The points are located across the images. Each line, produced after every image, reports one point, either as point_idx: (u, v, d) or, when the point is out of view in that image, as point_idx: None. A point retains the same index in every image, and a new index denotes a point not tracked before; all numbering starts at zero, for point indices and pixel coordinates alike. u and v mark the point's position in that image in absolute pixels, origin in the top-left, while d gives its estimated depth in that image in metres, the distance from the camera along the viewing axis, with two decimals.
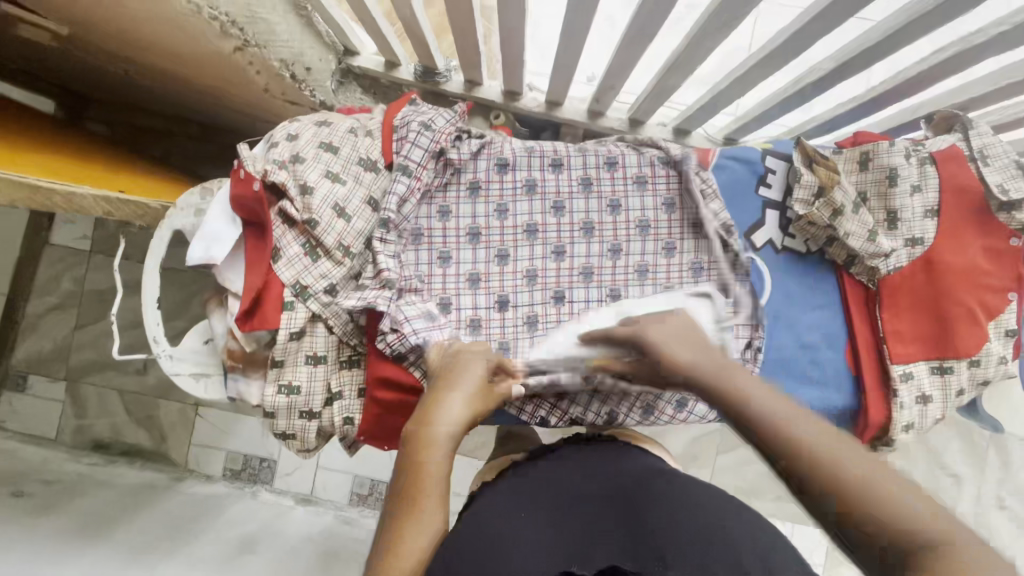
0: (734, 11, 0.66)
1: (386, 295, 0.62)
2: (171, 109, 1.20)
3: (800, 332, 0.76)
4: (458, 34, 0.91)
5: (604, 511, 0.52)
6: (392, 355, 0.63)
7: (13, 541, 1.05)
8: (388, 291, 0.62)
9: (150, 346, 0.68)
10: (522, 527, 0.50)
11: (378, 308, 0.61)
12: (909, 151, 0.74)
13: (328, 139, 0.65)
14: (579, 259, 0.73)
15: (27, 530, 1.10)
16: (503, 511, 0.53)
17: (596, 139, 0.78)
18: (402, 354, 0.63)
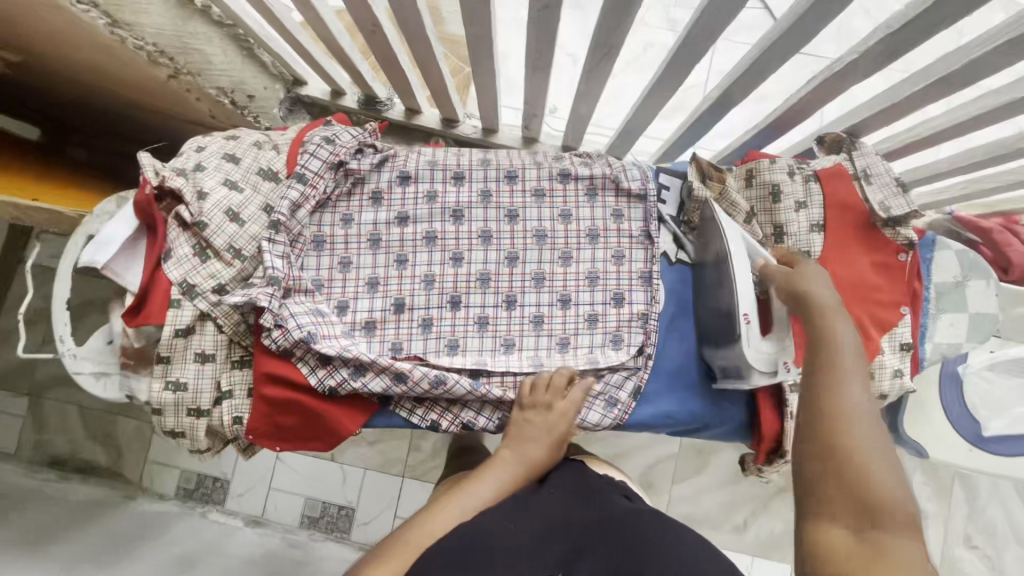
0: (611, 41, 0.72)
1: (270, 292, 0.65)
2: None
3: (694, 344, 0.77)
4: (385, 63, 0.97)
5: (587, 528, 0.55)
6: (278, 350, 0.66)
7: None
8: (273, 288, 0.65)
9: (56, 345, 0.71)
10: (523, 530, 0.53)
11: (259, 303, 0.63)
12: (792, 169, 0.77)
13: (231, 151, 0.70)
14: (476, 265, 0.75)
15: None
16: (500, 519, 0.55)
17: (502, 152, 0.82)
18: (288, 349, 0.66)
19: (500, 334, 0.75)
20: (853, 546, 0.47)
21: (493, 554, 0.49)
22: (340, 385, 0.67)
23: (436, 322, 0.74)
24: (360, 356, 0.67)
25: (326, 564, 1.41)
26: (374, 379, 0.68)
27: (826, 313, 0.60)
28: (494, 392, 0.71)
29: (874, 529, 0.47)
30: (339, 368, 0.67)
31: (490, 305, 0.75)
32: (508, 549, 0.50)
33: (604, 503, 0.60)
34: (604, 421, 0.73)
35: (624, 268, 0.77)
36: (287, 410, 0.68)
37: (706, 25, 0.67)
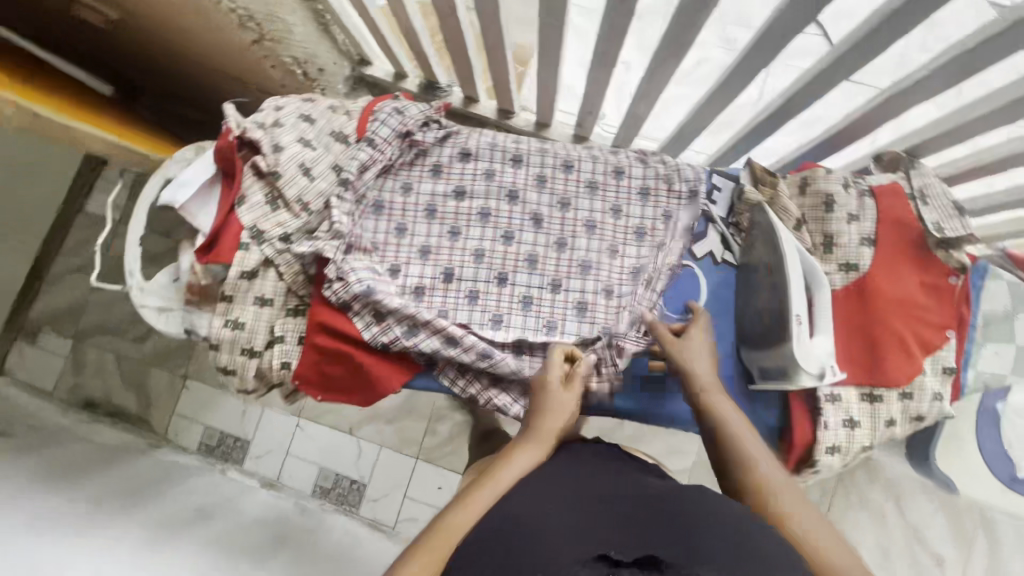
0: (680, 41, 0.74)
1: (335, 245, 0.69)
2: None
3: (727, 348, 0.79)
4: (452, 50, 1.01)
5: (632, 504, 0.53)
6: (338, 302, 0.69)
7: None
8: (338, 241, 0.69)
9: (126, 277, 0.75)
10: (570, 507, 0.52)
11: (325, 254, 0.68)
12: (848, 182, 0.78)
13: (309, 112, 0.74)
14: (525, 246, 0.78)
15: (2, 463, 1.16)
16: (542, 497, 0.54)
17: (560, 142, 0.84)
18: (346, 303, 0.69)
19: (543, 314, 0.76)
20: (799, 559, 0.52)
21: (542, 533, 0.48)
22: (393, 342, 0.70)
23: (482, 295, 0.76)
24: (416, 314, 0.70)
25: (333, 535, 1.44)
26: (427, 338, 0.70)
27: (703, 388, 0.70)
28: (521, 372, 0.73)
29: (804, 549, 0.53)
30: (393, 327, 0.70)
31: (535, 286, 0.77)
32: (557, 526, 0.49)
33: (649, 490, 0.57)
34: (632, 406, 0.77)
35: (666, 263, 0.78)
36: (337, 361, 0.71)
37: (781, 25, 0.68)
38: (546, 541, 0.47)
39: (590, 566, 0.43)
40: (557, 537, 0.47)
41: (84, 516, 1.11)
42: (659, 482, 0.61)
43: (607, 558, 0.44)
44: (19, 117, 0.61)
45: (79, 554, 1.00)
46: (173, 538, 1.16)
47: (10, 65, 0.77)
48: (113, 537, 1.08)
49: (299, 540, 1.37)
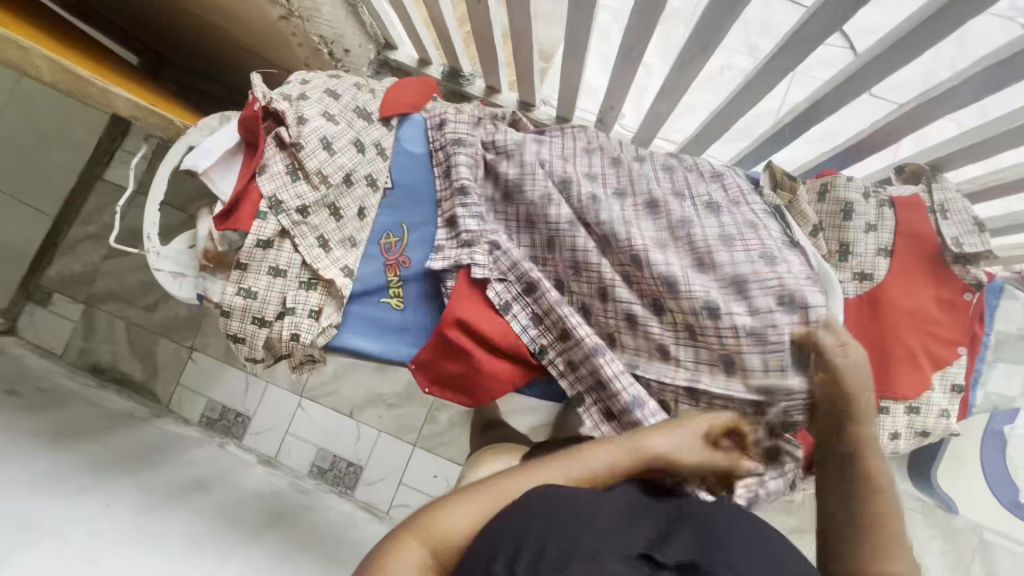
0: (708, 39, 0.74)
1: (473, 253, 0.74)
2: None
3: None
4: (478, 38, 1.01)
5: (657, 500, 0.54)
6: (500, 305, 0.74)
7: None
8: (473, 249, 0.74)
9: (143, 240, 0.76)
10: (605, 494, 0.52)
11: (463, 263, 0.74)
12: (868, 191, 0.78)
13: (333, 87, 0.74)
14: (649, 233, 0.70)
15: (9, 421, 1.18)
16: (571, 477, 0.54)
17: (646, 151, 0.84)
18: (504, 305, 0.74)
19: (662, 336, 0.69)
20: None
21: (583, 510, 0.48)
22: (550, 346, 0.74)
23: (611, 289, 0.71)
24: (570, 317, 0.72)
25: (328, 514, 1.45)
26: (574, 344, 0.72)
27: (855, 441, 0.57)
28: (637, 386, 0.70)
29: None
30: (549, 331, 0.74)
31: (676, 267, 0.67)
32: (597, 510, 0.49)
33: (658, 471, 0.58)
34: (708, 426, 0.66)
35: (784, 271, 0.64)
36: (456, 355, 0.75)
37: (810, 31, 0.67)
38: (591, 523, 0.47)
39: (636, 563, 0.45)
40: (599, 522, 0.48)
41: (85, 478, 1.13)
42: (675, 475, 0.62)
43: (648, 559, 0.46)
44: (50, 71, 0.62)
45: (77, 514, 1.02)
46: (171, 507, 1.18)
47: (41, 24, 0.78)
48: (110, 500, 1.10)
49: (294, 517, 1.39)
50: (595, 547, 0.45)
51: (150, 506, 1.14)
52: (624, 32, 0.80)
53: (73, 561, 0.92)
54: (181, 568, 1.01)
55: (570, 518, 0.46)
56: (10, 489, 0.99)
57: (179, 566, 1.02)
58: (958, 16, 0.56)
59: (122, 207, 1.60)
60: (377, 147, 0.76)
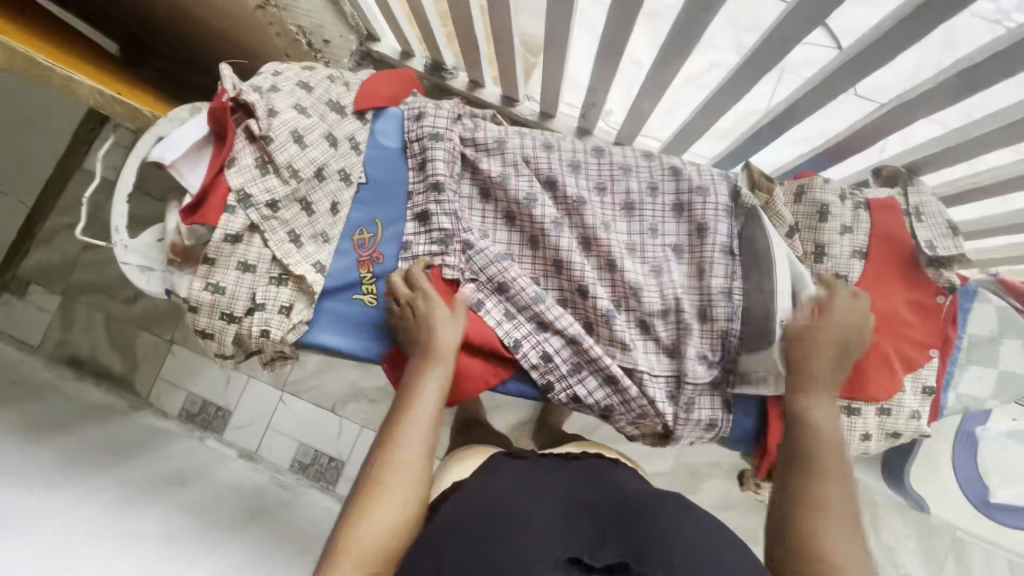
0: (687, 37, 0.73)
1: (441, 249, 0.75)
2: None
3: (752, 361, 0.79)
4: (460, 31, 1.00)
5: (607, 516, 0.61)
6: (473, 303, 0.76)
7: None
8: (442, 246, 0.75)
9: (111, 233, 0.75)
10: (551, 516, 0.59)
11: (437, 261, 0.75)
12: (844, 193, 0.76)
13: (306, 80, 0.73)
14: (621, 235, 0.78)
15: None
16: (521, 500, 0.62)
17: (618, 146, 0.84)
18: (478, 303, 0.76)
19: (632, 322, 0.77)
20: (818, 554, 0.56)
21: (520, 529, 0.55)
22: (525, 339, 0.75)
23: (590, 287, 0.76)
24: (548, 315, 0.75)
25: (307, 510, 1.45)
26: (552, 337, 0.76)
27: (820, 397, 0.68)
28: (618, 370, 0.74)
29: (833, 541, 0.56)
30: (524, 324, 0.76)
31: (639, 275, 0.76)
32: (535, 528, 0.56)
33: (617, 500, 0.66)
34: (665, 407, 0.75)
35: (716, 270, 0.75)
36: None
37: (788, 28, 0.66)
38: (527, 537, 0.54)
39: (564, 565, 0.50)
40: (533, 536, 0.54)
41: (60, 472, 1.12)
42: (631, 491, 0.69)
43: (579, 562, 0.51)
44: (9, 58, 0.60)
45: (46, 508, 1.00)
46: (146, 502, 1.16)
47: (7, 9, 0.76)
48: (85, 495, 1.09)
49: (272, 512, 1.38)
50: (530, 552, 0.52)
51: (125, 502, 1.13)
52: (605, 27, 0.79)
53: (39, 556, 0.91)
54: (151, 564, 1.01)
55: (507, 534, 0.54)
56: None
57: (149, 562, 1.01)
58: (933, 15, 0.55)
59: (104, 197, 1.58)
60: (351, 140, 0.74)
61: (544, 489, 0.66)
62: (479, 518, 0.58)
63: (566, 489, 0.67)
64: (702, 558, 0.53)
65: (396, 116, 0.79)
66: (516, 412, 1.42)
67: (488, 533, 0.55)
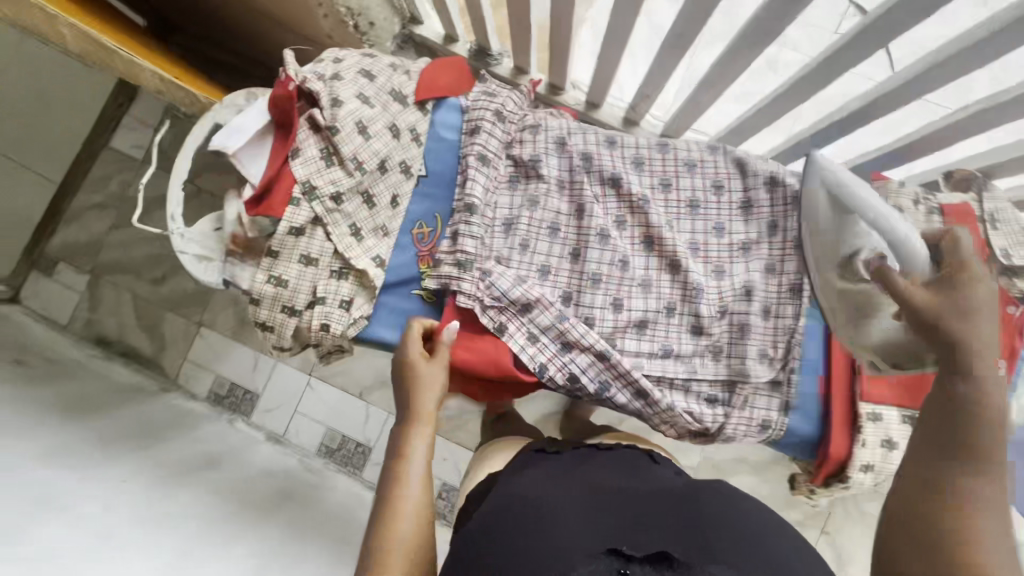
0: (763, 33, 0.70)
1: (462, 269, 0.71)
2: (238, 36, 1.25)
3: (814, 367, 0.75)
4: (513, 16, 0.96)
5: (649, 502, 0.62)
6: (494, 328, 0.72)
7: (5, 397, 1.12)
8: (462, 267, 0.71)
9: (167, 222, 0.74)
10: (585, 506, 0.59)
11: (453, 285, 0.71)
12: (917, 198, 0.75)
13: (368, 67, 0.71)
14: (686, 235, 0.76)
15: (20, 393, 1.17)
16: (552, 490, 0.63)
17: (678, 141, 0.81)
18: (499, 327, 0.73)
19: (684, 325, 0.75)
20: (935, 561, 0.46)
21: (554, 522, 0.55)
22: (550, 362, 0.73)
23: (627, 303, 0.75)
24: (572, 334, 0.72)
25: (335, 494, 1.46)
26: (578, 356, 0.73)
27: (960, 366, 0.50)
28: (647, 384, 0.72)
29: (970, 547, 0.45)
30: (548, 346, 0.73)
31: (703, 279, 0.75)
32: (566, 518, 0.56)
33: (638, 487, 0.66)
34: (705, 419, 0.74)
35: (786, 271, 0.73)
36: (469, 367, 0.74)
37: (878, 28, 0.62)
38: (562, 529, 0.54)
39: (603, 560, 0.50)
40: (566, 527, 0.55)
41: (97, 454, 1.12)
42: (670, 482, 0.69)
43: (618, 553, 0.51)
44: (76, 39, 0.58)
45: (86, 489, 1.01)
46: (182, 485, 1.17)
47: None
48: (124, 477, 1.10)
49: (302, 496, 1.39)
50: (567, 546, 0.52)
51: (162, 485, 1.14)
52: (675, 18, 0.76)
53: (85, 537, 0.91)
54: (190, 547, 1.01)
55: (542, 528, 0.55)
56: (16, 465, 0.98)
57: (188, 545, 1.02)
58: None
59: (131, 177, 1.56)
60: (412, 132, 0.72)
61: (577, 480, 0.67)
62: (513, 513, 0.59)
63: (603, 477, 0.68)
64: (742, 546, 0.53)
65: (458, 106, 0.77)
66: (547, 403, 1.42)
67: (522, 528, 0.56)
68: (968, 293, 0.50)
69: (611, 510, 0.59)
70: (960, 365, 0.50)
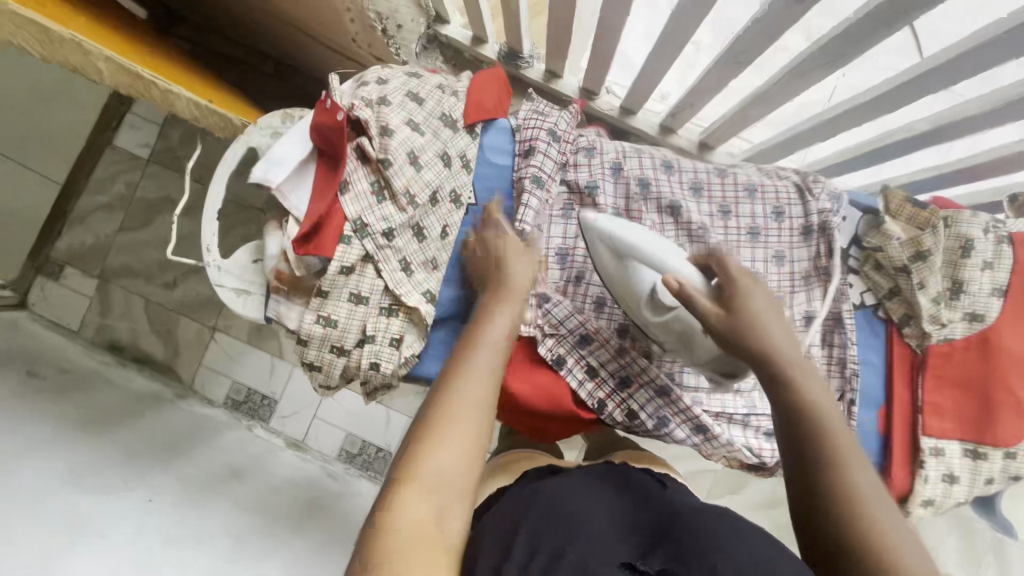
0: (840, 53, 0.65)
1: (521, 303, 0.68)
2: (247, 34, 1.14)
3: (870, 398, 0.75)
4: (552, 18, 0.90)
5: (659, 511, 0.52)
6: (552, 361, 0.70)
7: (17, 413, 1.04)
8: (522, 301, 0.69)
9: (202, 253, 0.70)
10: (595, 506, 0.51)
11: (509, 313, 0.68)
12: (988, 226, 0.70)
13: (415, 89, 0.66)
14: (745, 264, 0.73)
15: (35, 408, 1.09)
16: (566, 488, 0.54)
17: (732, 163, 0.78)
18: (560, 361, 0.70)
19: None
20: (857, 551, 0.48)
21: (564, 523, 0.47)
22: (609, 399, 0.71)
23: None
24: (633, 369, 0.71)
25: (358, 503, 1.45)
26: (637, 393, 0.71)
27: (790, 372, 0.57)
28: (707, 420, 0.70)
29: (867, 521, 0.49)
30: (606, 382, 0.71)
31: None
32: (583, 521, 0.47)
33: (675, 503, 0.54)
34: (760, 453, 0.72)
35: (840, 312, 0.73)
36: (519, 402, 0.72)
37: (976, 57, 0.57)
38: (572, 531, 0.46)
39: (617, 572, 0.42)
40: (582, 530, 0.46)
41: (124, 472, 1.06)
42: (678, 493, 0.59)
43: (633, 569, 0.43)
44: (110, 72, 0.54)
45: (115, 511, 0.96)
46: (209, 505, 1.13)
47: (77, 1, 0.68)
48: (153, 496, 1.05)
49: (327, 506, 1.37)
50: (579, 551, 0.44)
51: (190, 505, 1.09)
52: (739, 33, 0.71)
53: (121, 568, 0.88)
54: (228, 564, 1.00)
55: (549, 522, 0.47)
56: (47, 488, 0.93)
57: (226, 562, 1.01)
58: None
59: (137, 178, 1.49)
60: (462, 158, 0.68)
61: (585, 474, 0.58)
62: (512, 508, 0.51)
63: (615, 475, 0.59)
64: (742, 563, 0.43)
65: (508, 129, 0.74)
66: None
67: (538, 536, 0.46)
68: (749, 311, 0.58)
69: (640, 532, 0.48)
70: (779, 373, 0.57)
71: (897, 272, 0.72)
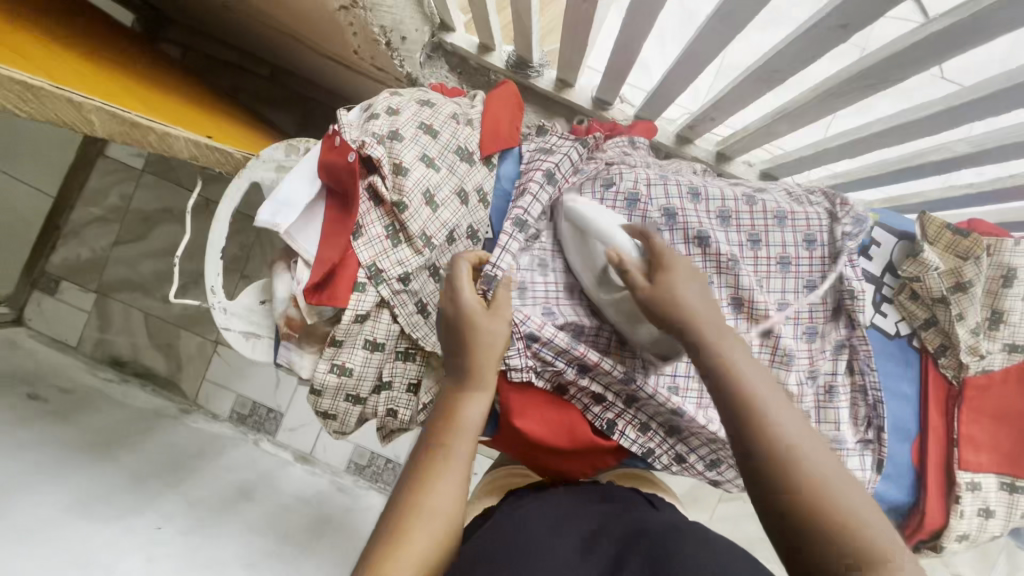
0: (881, 77, 0.61)
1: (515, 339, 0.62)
2: (242, 43, 1.08)
3: (902, 423, 0.71)
4: (567, 30, 0.86)
5: (630, 537, 0.49)
6: (554, 386, 0.66)
7: (23, 431, 0.94)
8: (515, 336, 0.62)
9: (206, 294, 0.66)
10: (564, 534, 0.49)
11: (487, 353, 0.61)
12: None
13: (428, 120, 0.62)
14: (775, 295, 0.69)
15: (45, 425, 1.00)
16: (542, 519, 0.52)
17: (758, 189, 0.74)
18: (563, 386, 0.66)
19: None
20: (806, 531, 0.41)
21: (535, 554, 0.45)
22: (619, 418, 0.67)
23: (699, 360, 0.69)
24: (638, 390, 0.65)
25: None
26: (646, 407, 0.67)
27: (711, 334, 0.51)
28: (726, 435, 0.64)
29: (819, 500, 0.42)
30: (614, 402, 0.67)
31: (793, 339, 0.68)
32: (553, 549, 0.46)
33: (636, 528, 0.51)
34: None
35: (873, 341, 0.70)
36: (526, 441, 0.67)
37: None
38: (539, 561, 0.44)
39: None
40: (551, 559, 0.44)
41: (145, 488, 0.97)
42: (652, 518, 0.55)
43: None
44: (103, 125, 0.51)
45: (166, 514, 0.93)
46: (231, 517, 1.03)
47: (56, 30, 0.63)
48: (182, 503, 0.99)
49: None
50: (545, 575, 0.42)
51: (216, 516, 1.01)
52: (770, 51, 0.67)
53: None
54: (257, 559, 0.97)
55: (521, 550, 0.46)
56: (66, 504, 0.84)
57: (254, 557, 0.97)
58: None
59: (131, 189, 1.44)
60: (479, 193, 0.65)
61: (558, 503, 0.57)
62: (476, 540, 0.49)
63: (593, 504, 0.57)
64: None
65: (521, 157, 0.71)
66: None
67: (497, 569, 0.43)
68: (670, 278, 0.53)
69: (600, 552, 0.46)
70: (701, 341, 0.51)
71: (935, 303, 0.69)
